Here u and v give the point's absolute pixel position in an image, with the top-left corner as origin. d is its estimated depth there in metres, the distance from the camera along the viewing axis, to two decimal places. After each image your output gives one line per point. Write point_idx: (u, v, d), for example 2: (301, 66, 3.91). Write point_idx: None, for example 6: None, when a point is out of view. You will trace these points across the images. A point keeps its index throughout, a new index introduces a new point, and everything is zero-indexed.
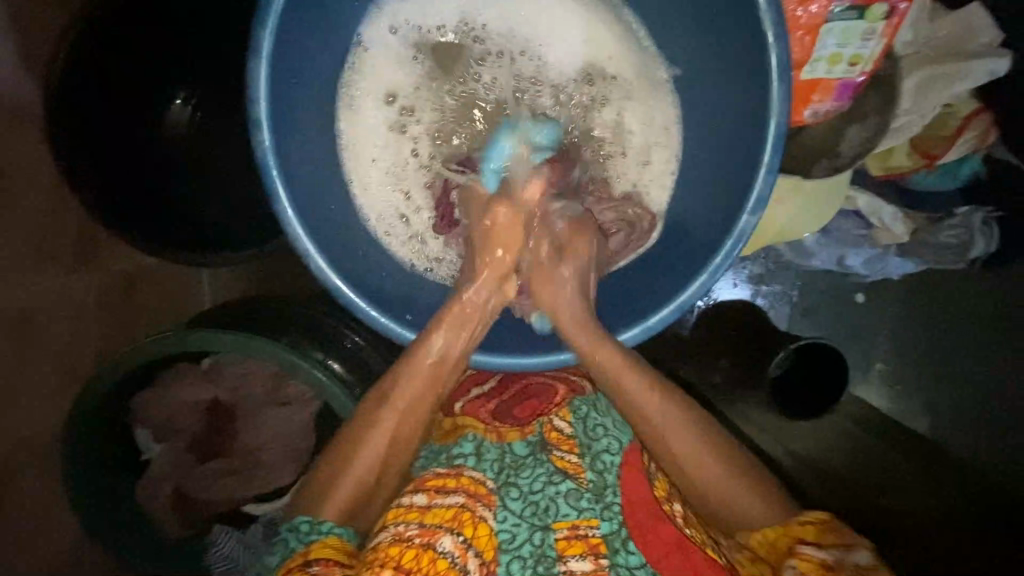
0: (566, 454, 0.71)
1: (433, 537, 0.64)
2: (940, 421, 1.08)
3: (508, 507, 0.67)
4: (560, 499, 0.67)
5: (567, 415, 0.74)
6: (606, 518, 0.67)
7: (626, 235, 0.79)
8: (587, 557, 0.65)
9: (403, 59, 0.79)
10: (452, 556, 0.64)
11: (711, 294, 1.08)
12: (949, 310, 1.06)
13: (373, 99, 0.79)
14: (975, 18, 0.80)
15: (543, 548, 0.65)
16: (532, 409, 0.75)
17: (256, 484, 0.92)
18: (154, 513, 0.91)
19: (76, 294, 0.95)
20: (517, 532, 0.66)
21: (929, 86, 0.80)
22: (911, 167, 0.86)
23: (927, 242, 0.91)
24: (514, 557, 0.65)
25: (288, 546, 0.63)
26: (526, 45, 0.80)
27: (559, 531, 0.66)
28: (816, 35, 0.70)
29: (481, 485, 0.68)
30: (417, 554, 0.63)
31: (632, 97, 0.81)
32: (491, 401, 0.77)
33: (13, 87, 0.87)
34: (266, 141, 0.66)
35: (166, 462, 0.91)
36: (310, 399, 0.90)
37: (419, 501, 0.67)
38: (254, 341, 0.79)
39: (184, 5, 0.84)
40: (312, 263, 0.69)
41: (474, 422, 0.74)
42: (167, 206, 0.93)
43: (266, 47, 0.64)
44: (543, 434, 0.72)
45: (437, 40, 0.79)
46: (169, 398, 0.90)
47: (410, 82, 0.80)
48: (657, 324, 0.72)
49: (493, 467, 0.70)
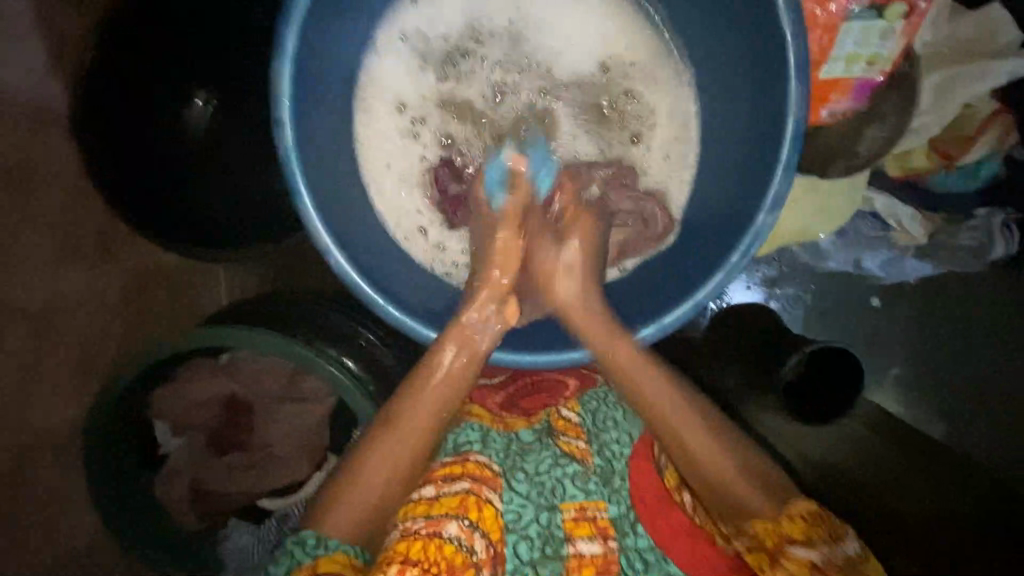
0: (573, 439, 0.72)
1: (438, 525, 0.63)
2: (957, 427, 1.07)
3: (515, 490, 0.68)
4: (566, 481, 0.69)
5: (574, 407, 0.75)
6: (614, 501, 0.69)
7: (637, 230, 0.80)
8: (595, 539, 0.67)
9: (416, 63, 0.81)
10: (459, 540, 0.63)
11: (723, 296, 1.08)
12: (964, 314, 1.05)
13: (388, 100, 0.81)
14: (994, 18, 0.79)
15: (550, 529, 0.67)
16: (539, 402, 0.77)
17: (272, 478, 0.93)
18: (173, 505, 0.92)
19: (96, 290, 0.97)
20: (523, 512, 0.67)
21: (948, 87, 0.79)
22: (929, 168, 0.86)
23: (946, 244, 0.91)
24: (521, 537, 0.67)
25: (294, 558, 0.60)
26: (538, 47, 0.81)
27: (566, 511, 0.68)
28: (834, 35, 0.70)
29: (488, 469, 0.69)
30: (424, 545, 0.62)
31: (643, 99, 0.82)
32: (499, 394, 0.78)
33: (39, 88, 0.89)
34: (288, 140, 0.67)
35: (184, 455, 0.92)
36: (325, 394, 0.91)
37: (427, 493, 0.67)
38: (269, 337, 0.80)
39: (184, 6, 0.85)
40: (332, 259, 0.70)
41: (482, 412, 0.75)
42: (167, 207, 0.94)
43: (290, 46, 0.65)
44: (550, 423, 0.74)
45: (452, 42, 0.81)
46: (186, 393, 0.91)
47: (423, 85, 0.81)
48: (673, 324, 0.72)
49: (499, 452, 0.71)
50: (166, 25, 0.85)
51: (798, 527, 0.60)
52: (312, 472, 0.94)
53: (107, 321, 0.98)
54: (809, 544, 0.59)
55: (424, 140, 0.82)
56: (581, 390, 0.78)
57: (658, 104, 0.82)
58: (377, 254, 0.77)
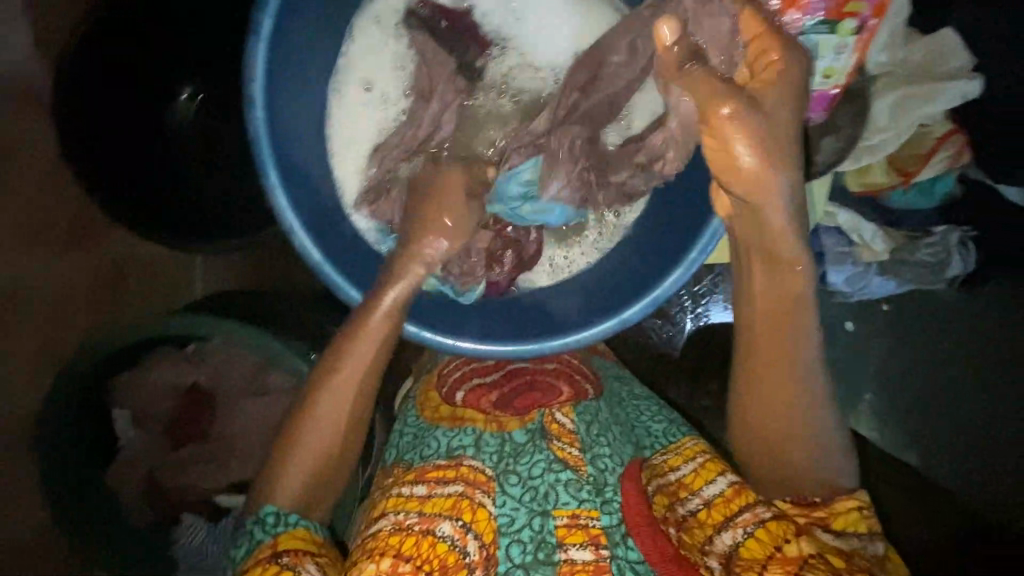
0: (566, 446, 0.72)
1: (432, 522, 0.65)
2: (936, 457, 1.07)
3: (507, 493, 0.69)
4: (559, 487, 0.69)
5: (569, 413, 0.75)
6: (607, 512, 0.68)
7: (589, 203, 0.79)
8: (587, 547, 0.66)
9: (386, 50, 0.81)
10: (452, 540, 0.65)
11: (704, 315, 1.08)
12: (941, 341, 1.06)
13: (357, 78, 0.81)
14: (947, 42, 0.84)
15: (542, 534, 0.67)
16: (533, 400, 0.75)
17: (229, 475, 0.92)
18: (127, 497, 0.90)
19: (68, 276, 0.98)
20: (516, 517, 0.68)
21: (903, 106, 0.84)
22: (889, 185, 0.89)
23: (905, 261, 0.94)
24: (514, 540, 0.67)
25: (254, 539, 0.63)
26: (509, 33, 0.81)
27: (559, 518, 0.67)
28: (792, 47, 0.73)
29: (481, 474, 0.70)
30: (416, 541, 0.64)
31: None
32: (492, 392, 0.76)
33: (30, 71, 0.91)
34: (260, 120, 0.68)
35: (140, 446, 0.91)
36: (291, 391, 0.90)
37: (419, 491, 0.68)
38: (239, 328, 0.80)
39: (185, 6, 0.87)
40: (296, 240, 0.70)
41: (475, 414, 0.74)
42: (163, 205, 0.93)
43: (266, 27, 0.65)
44: (543, 424, 0.74)
45: (418, 19, 0.80)
46: (148, 381, 0.90)
47: (396, 75, 0.82)
48: (632, 317, 0.73)
49: (492, 457, 0.71)
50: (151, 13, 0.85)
51: (836, 518, 0.59)
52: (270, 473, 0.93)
53: (73, 307, 0.98)
54: (839, 535, 0.58)
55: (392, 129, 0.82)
56: (575, 397, 0.76)
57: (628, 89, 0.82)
58: (343, 240, 0.78)
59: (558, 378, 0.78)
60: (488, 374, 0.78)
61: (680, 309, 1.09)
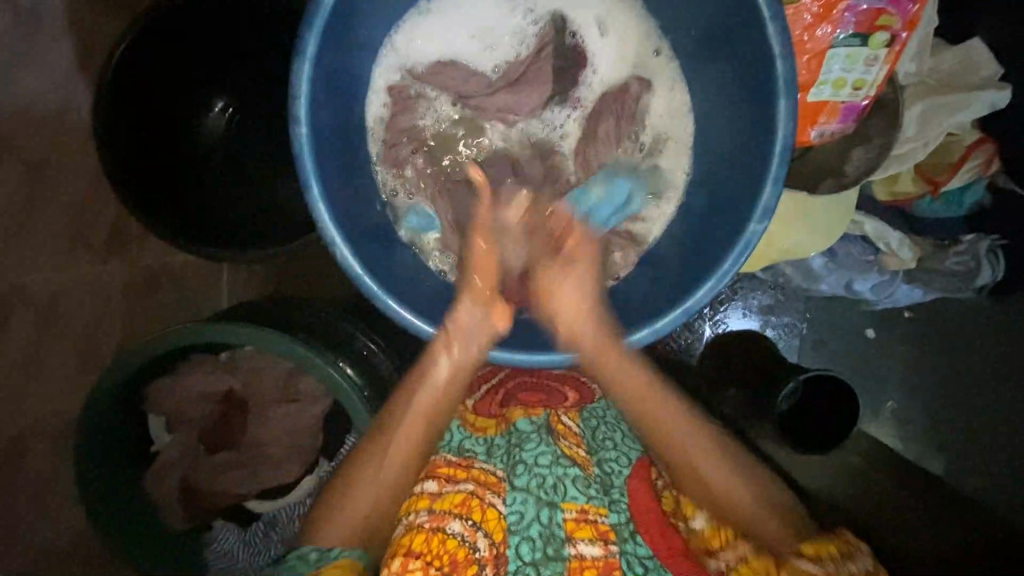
0: (574, 444, 0.72)
1: (442, 521, 0.66)
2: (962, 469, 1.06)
3: (517, 488, 0.69)
4: (568, 481, 0.69)
5: (575, 417, 0.75)
6: (615, 510, 0.68)
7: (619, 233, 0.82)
8: (596, 542, 0.66)
9: (502, 22, 0.84)
10: (462, 537, 0.65)
11: (722, 322, 1.09)
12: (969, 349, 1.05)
13: (398, 84, 0.83)
14: (975, 52, 0.86)
15: (552, 528, 0.67)
16: (540, 399, 0.76)
17: (264, 479, 0.94)
18: (161, 503, 0.92)
19: (102, 284, 1.00)
20: (526, 511, 0.67)
21: (932, 116, 0.84)
22: (916, 194, 0.90)
23: (936, 270, 0.94)
24: (523, 538, 0.66)
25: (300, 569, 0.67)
26: (541, 36, 0.84)
27: (568, 512, 0.67)
28: (821, 60, 0.76)
29: (492, 475, 0.70)
30: (426, 538, 0.65)
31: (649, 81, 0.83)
32: (498, 394, 0.78)
33: (70, 86, 0.95)
34: (303, 136, 0.70)
35: (175, 451, 0.93)
36: (321, 396, 0.93)
37: (430, 488, 0.69)
38: (271, 337, 0.80)
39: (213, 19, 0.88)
40: (338, 253, 0.72)
41: (485, 421, 0.75)
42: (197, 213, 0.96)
43: (310, 48, 0.68)
44: (549, 421, 0.73)
45: (465, 29, 0.84)
46: (182, 389, 0.92)
47: (438, 81, 0.84)
48: (665, 328, 0.74)
49: (503, 458, 0.71)
50: (183, 11, 0.85)
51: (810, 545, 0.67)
52: (305, 474, 0.95)
53: (109, 315, 1.01)
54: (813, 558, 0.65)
55: (433, 99, 0.85)
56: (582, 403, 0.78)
57: (661, 78, 0.83)
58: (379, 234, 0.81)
59: (566, 384, 0.79)
60: (494, 378, 0.80)
61: (699, 317, 1.09)
